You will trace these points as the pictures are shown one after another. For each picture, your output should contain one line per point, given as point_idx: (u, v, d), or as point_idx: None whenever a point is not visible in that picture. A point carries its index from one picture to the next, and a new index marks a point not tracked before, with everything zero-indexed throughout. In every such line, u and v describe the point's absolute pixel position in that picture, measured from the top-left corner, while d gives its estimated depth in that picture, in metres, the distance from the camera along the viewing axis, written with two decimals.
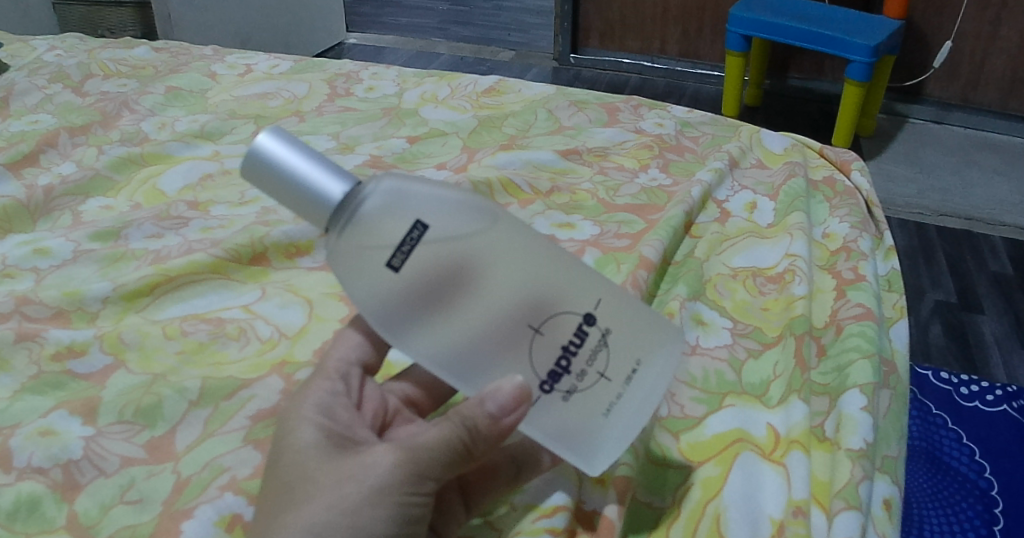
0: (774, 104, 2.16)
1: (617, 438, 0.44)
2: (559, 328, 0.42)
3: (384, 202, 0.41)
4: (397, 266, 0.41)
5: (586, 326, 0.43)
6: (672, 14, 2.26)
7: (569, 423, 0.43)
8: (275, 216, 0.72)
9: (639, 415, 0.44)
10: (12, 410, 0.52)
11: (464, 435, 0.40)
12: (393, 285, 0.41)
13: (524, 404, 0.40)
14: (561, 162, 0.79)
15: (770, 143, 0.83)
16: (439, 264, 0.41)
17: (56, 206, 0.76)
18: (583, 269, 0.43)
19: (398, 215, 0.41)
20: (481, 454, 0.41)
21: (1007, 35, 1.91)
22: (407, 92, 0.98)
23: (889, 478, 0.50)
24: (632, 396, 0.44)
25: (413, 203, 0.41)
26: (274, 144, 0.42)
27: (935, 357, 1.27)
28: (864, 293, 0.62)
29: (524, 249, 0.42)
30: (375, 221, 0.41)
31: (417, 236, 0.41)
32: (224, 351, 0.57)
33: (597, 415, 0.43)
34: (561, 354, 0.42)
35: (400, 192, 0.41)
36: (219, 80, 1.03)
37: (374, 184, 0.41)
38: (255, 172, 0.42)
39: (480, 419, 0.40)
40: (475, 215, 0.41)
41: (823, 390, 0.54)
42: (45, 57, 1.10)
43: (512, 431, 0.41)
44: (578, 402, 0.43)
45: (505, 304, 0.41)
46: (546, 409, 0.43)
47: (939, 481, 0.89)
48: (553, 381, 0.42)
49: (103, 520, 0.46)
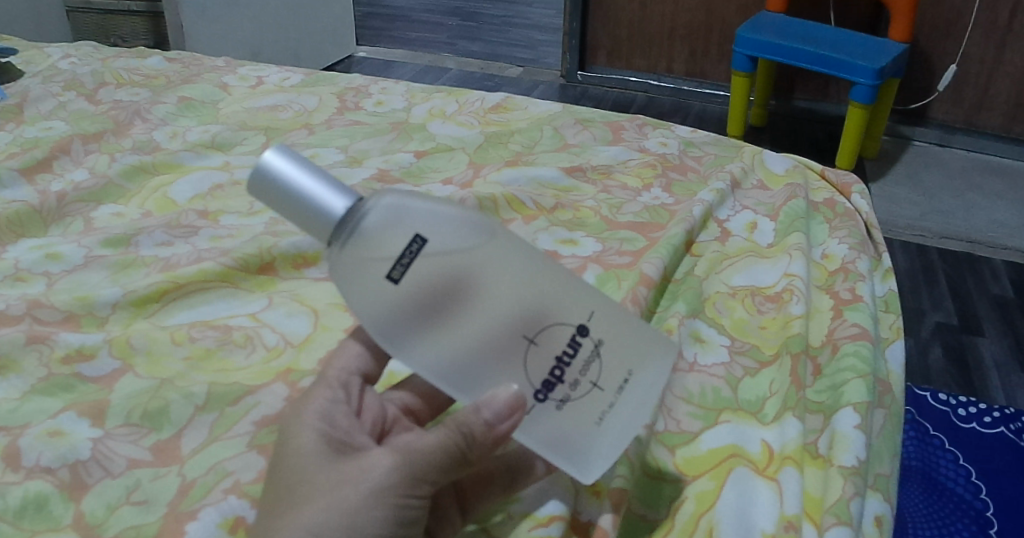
0: (779, 125, 2.18)
1: (610, 446, 0.45)
2: (553, 339, 0.43)
3: (384, 218, 0.42)
4: (397, 279, 0.42)
5: (579, 337, 0.44)
6: (679, 34, 2.29)
7: (563, 432, 0.44)
8: (284, 226, 0.73)
9: (632, 424, 0.45)
10: (23, 411, 0.54)
11: (460, 441, 0.41)
12: (392, 297, 0.42)
13: (519, 412, 0.41)
14: (565, 180, 0.80)
15: (772, 164, 0.84)
16: (438, 277, 0.42)
17: (69, 212, 0.78)
18: (577, 282, 0.45)
19: (398, 230, 0.42)
20: (477, 460, 0.42)
21: (1011, 59, 1.92)
22: (415, 107, 1.00)
23: (881, 496, 0.51)
24: (625, 404, 0.45)
25: (412, 219, 0.42)
26: (279, 161, 0.43)
27: (934, 378, 1.27)
28: (861, 313, 0.63)
29: (520, 264, 0.43)
30: (376, 235, 0.42)
31: (416, 250, 0.42)
32: (230, 358, 0.58)
33: (590, 424, 0.44)
34: (555, 364, 0.43)
35: (400, 208, 0.42)
36: (231, 92, 1.05)
37: (375, 200, 0.42)
38: (262, 188, 0.44)
39: (476, 426, 0.41)
40: (473, 231, 0.43)
41: (818, 408, 0.55)
42: (59, 65, 1.12)
43: (507, 438, 0.42)
44: (571, 411, 0.44)
45: (500, 316, 0.42)
46: (540, 419, 0.44)
47: (935, 502, 0.90)
48: (547, 391, 0.43)
49: (109, 520, 0.47)
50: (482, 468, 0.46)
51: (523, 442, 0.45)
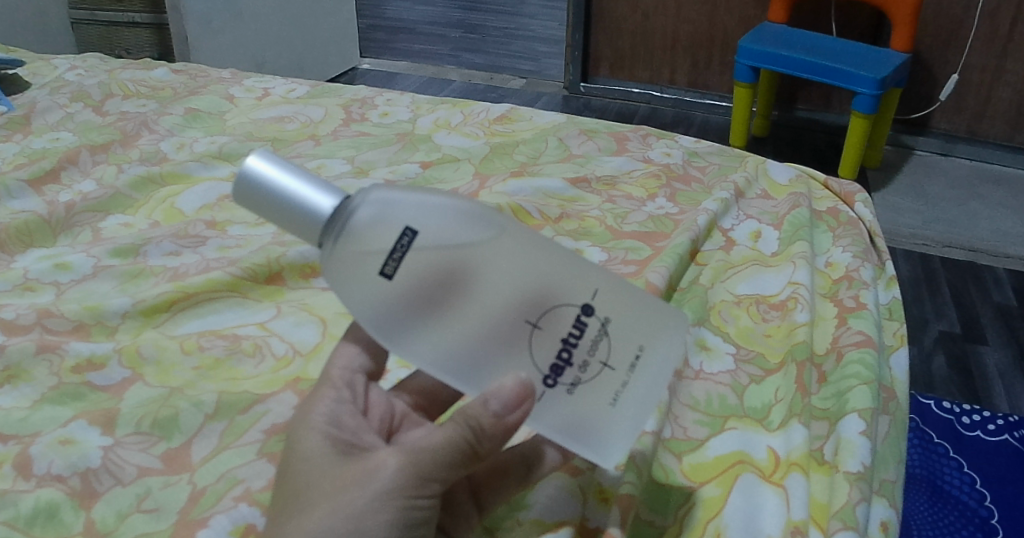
0: (781, 135, 2.19)
1: (627, 426, 0.45)
2: (557, 321, 0.44)
3: (373, 213, 0.43)
4: (391, 273, 0.42)
5: (585, 317, 0.44)
6: (681, 45, 2.30)
7: (578, 417, 0.44)
8: (291, 236, 0.74)
9: (648, 403, 0.45)
10: (33, 420, 0.54)
11: (469, 435, 0.41)
12: (389, 292, 0.43)
13: (527, 401, 0.42)
14: (570, 190, 0.80)
15: (776, 174, 0.85)
16: (432, 269, 0.42)
17: (77, 222, 0.78)
18: (578, 260, 0.45)
19: (388, 224, 0.42)
20: (487, 454, 0.42)
21: (1012, 68, 1.93)
22: (420, 118, 1.01)
23: (887, 501, 0.51)
24: (639, 382, 0.45)
25: (401, 212, 0.43)
26: (262, 166, 0.44)
27: (938, 387, 1.27)
28: (865, 321, 0.63)
29: (516, 247, 0.43)
30: (365, 231, 0.43)
31: (407, 242, 0.42)
32: (239, 367, 0.59)
33: (603, 406, 0.44)
34: (562, 346, 0.44)
35: (388, 203, 0.43)
36: (237, 103, 1.06)
37: (363, 197, 0.43)
38: (247, 195, 0.44)
39: (483, 418, 0.41)
40: (464, 219, 0.43)
41: (823, 414, 0.55)
42: (66, 76, 1.14)
43: (517, 428, 0.42)
44: (583, 394, 0.44)
45: (496, 303, 0.43)
46: (553, 404, 0.44)
47: (939, 509, 0.91)
48: (556, 375, 0.44)
49: (120, 527, 0.47)
50: (495, 462, 0.47)
51: (535, 431, 0.45)
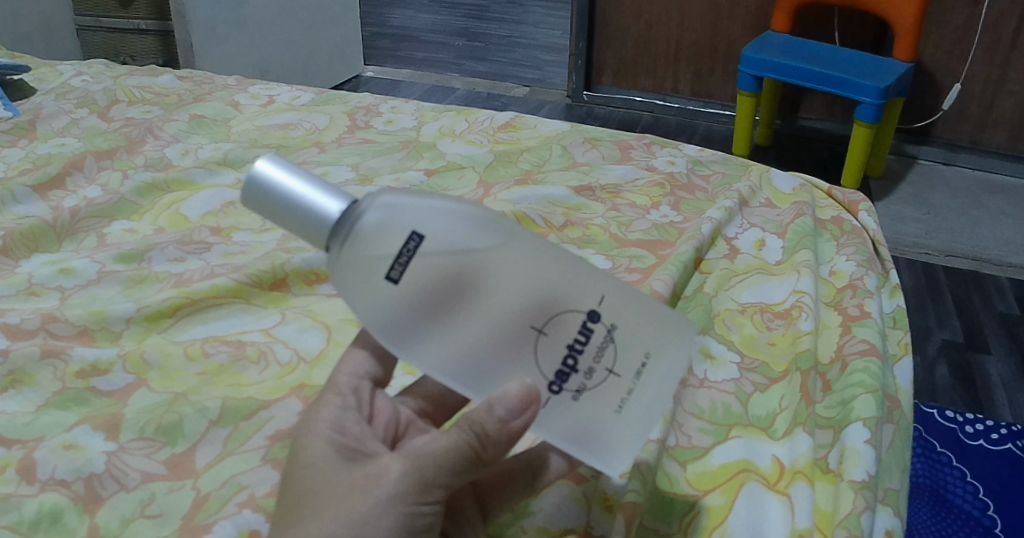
0: (784, 144, 2.19)
1: (631, 433, 0.45)
2: (562, 327, 0.44)
3: (381, 218, 0.43)
4: (397, 278, 0.42)
5: (591, 323, 0.44)
6: (684, 54, 2.31)
7: (583, 422, 0.44)
8: (296, 242, 0.74)
9: (653, 409, 0.45)
10: (37, 424, 0.54)
11: (473, 440, 0.41)
12: (395, 297, 0.43)
13: (532, 406, 0.42)
14: (574, 198, 0.81)
15: (779, 183, 0.85)
16: (439, 274, 0.43)
17: (82, 227, 0.79)
18: (585, 266, 0.45)
19: (395, 229, 0.43)
20: (491, 460, 0.42)
21: (1015, 78, 1.93)
22: (425, 125, 1.01)
23: (891, 510, 0.51)
24: (644, 389, 0.45)
25: (408, 216, 0.43)
26: (269, 170, 0.44)
27: (941, 397, 1.27)
28: (869, 330, 0.63)
29: (524, 253, 0.43)
30: (373, 236, 0.43)
31: (414, 247, 0.42)
32: (244, 373, 0.59)
33: (609, 413, 0.44)
34: (567, 353, 0.44)
35: (394, 208, 0.43)
36: (242, 110, 1.07)
37: (371, 201, 0.43)
38: (254, 197, 0.44)
39: (488, 424, 0.41)
40: (471, 224, 0.43)
41: (828, 423, 0.55)
42: (72, 82, 1.14)
43: (522, 433, 0.42)
44: (588, 400, 0.44)
45: (503, 308, 0.43)
46: (558, 410, 0.44)
47: (942, 518, 0.91)
48: (561, 382, 0.44)
49: (123, 532, 0.47)
50: (499, 469, 0.47)
51: (540, 436, 0.46)
